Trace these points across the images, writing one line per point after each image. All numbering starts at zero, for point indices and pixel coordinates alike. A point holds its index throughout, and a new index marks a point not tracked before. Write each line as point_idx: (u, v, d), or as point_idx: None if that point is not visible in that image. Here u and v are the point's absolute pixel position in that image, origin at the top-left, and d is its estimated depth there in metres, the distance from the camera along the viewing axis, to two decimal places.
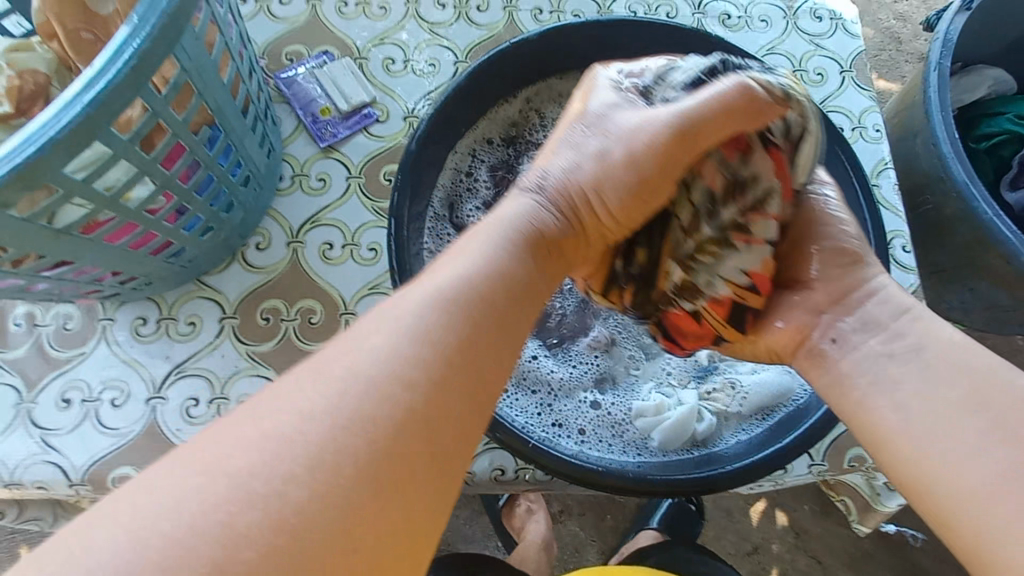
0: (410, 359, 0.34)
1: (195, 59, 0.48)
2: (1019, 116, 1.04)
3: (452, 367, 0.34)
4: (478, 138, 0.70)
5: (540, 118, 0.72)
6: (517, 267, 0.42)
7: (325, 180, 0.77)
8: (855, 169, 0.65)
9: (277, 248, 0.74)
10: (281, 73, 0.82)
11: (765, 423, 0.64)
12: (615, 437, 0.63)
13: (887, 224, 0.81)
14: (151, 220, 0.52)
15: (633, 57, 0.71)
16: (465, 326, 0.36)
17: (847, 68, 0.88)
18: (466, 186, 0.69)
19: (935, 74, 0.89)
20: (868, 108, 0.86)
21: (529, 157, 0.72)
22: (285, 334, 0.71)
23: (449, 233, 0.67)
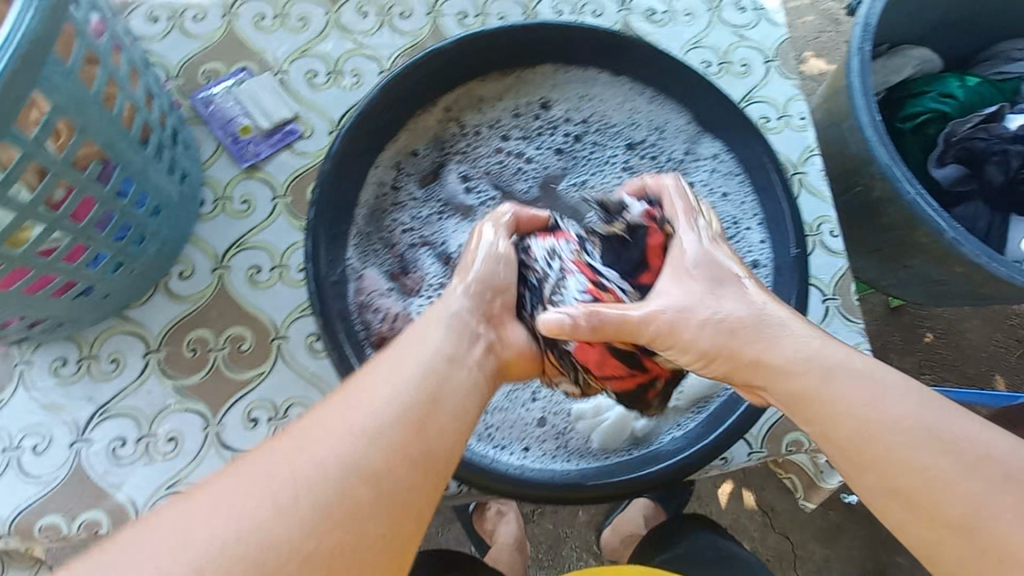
0: (339, 452, 0.38)
1: (69, 96, 0.45)
2: (943, 94, 1.05)
3: (377, 443, 0.39)
4: (399, 153, 0.68)
5: (462, 125, 0.70)
6: (438, 378, 0.45)
7: (249, 202, 0.75)
8: (772, 161, 0.66)
9: (202, 276, 0.72)
10: (197, 93, 0.79)
11: (700, 415, 0.64)
12: (560, 447, 0.64)
13: (816, 209, 0.83)
14: (43, 262, 0.50)
15: (550, 56, 0.71)
16: (392, 408, 0.41)
17: (771, 58, 0.89)
18: (391, 200, 0.67)
19: (857, 58, 0.90)
20: (793, 97, 0.87)
21: (454, 161, 0.69)
22: (214, 364, 0.69)
23: (377, 249, 0.65)
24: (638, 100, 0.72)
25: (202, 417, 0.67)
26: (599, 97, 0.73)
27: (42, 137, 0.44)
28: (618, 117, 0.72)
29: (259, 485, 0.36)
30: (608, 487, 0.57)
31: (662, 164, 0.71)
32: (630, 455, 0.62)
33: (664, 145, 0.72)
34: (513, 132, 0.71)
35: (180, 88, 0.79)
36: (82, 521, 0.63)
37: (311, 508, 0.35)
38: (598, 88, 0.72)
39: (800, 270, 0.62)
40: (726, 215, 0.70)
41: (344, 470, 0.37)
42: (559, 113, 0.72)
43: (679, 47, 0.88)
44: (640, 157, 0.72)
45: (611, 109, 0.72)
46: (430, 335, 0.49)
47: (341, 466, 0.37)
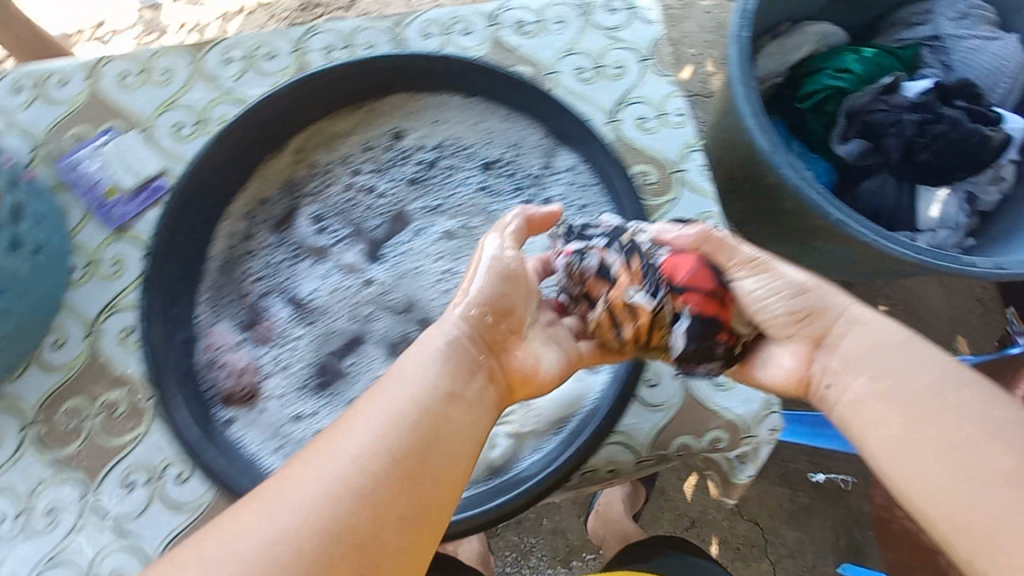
0: (327, 511, 0.38)
1: None
2: (839, 69, 1.04)
3: (366, 502, 0.38)
4: (250, 200, 0.68)
5: (313, 164, 0.70)
6: (431, 425, 0.44)
7: (119, 263, 0.75)
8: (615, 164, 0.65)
9: (73, 345, 0.72)
10: (63, 159, 0.79)
11: (559, 436, 0.63)
12: None
13: (698, 206, 0.81)
14: None
15: (394, 86, 0.70)
16: (378, 459, 0.40)
17: (647, 57, 0.87)
18: (244, 250, 0.66)
19: (735, 47, 0.89)
20: (670, 94, 0.86)
21: (307, 202, 0.68)
22: (88, 433, 0.68)
23: (229, 302, 0.64)
24: (491, 120, 0.71)
25: (79, 486, 0.67)
26: (452, 120, 0.72)
27: None
28: (472, 139, 0.71)
29: (254, 544, 0.36)
30: (453, 523, 0.57)
31: (520, 182, 0.70)
32: (487, 486, 0.61)
33: (521, 162, 0.71)
34: (365, 165, 0.70)
35: (48, 156, 0.79)
36: None
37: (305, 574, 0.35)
38: (451, 112, 0.72)
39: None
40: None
41: (335, 530, 0.37)
42: (412, 142, 0.71)
43: (551, 56, 0.87)
44: (498, 177, 0.70)
45: (467, 132, 0.71)
46: (422, 370, 0.47)
47: (329, 526, 0.37)
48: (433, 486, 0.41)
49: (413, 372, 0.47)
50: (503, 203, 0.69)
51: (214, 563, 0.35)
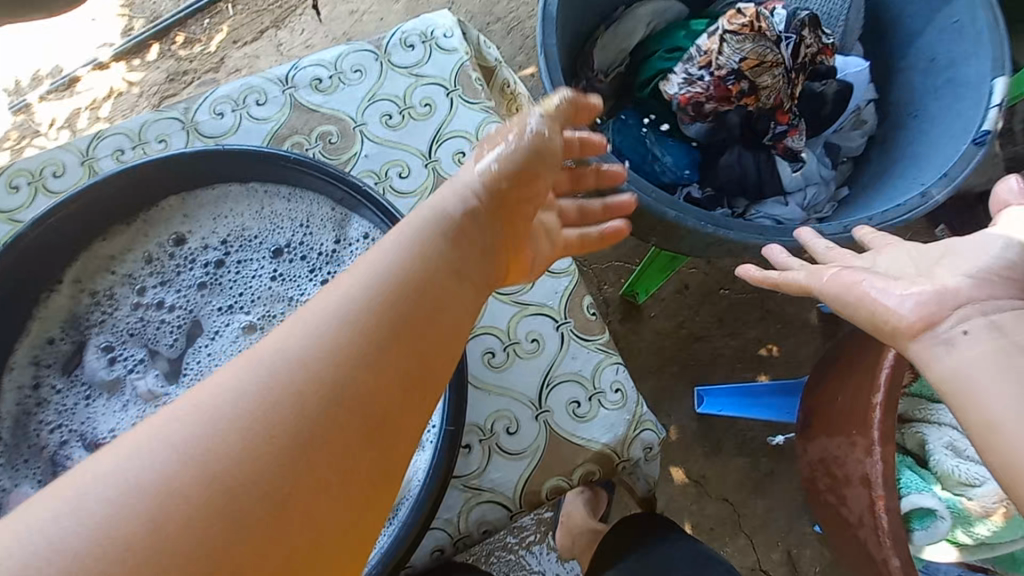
0: (291, 369, 0.36)
1: None
2: (670, 50, 1.01)
3: (334, 368, 0.37)
4: (33, 346, 0.64)
5: (96, 292, 0.67)
6: (393, 373, 0.39)
7: None
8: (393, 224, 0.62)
9: None
10: None
11: (390, 527, 0.55)
12: None
13: None
14: None
15: (166, 188, 0.67)
16: (363, 316, 0.39)
17: (452, 88, 0.84)
18: (34, 399, 0.62)
19: (544, 58, 0.86)
20: (484, 121, 0.83)
21: (94, 333, 0.65)
22: None
23: (24, 459, 0.60)
24: (275, 203, 0.68)
25: None
26: (233, 212, 0.69)
27: None
28: (257, 228, 0.68)
29: (205, 412, 0.35)
30: None
31: (314, 262, 0.67)
32: None
33: (312, 240, 0.67)
34: (151, 282, 0.67)
35: None
36: None
37: (277, 435, 0.34)
38: (232, 204, 0.69)
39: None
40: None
41: (320, 393, 0.36)
42: (196, 244, 0.68)
43: (356, 109, 0.84)
44: (291, 261, 0.67)
45: (251, 221, 0.68)
46: (378, 282, 0.42)
47: (293, 387, 0.36)
48: (417, 345, 0.40)
49: (432, 230, 0.47)
50: (299, 287, 0.66)
51: (178, 430, 0.34)
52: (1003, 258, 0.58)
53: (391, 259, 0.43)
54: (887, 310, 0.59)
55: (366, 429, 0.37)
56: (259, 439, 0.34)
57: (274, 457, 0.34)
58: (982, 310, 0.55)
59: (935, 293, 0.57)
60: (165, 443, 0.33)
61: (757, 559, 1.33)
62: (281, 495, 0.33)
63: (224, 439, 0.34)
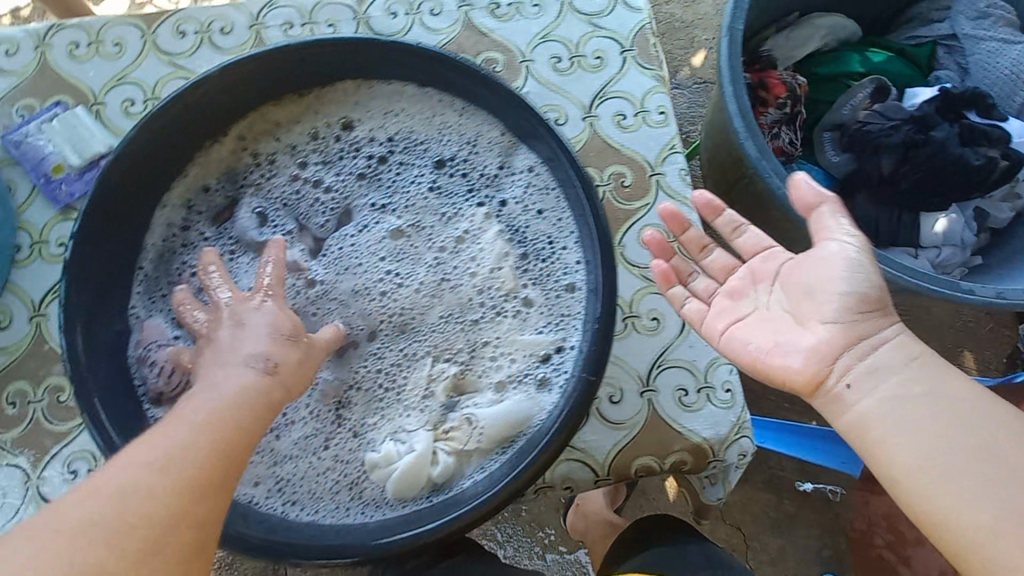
0: (162, 464, 0.40)
1: None
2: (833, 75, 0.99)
3: (192, 472, 0.41)
4: (191, 190, 0.65)
5: (255, 154, 0.67)
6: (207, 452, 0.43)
7: (65, 245, 0.73)
8: (571, 161, 0.61)
9: (20, 325, 0.71)
10: (10, 133, 0.75)
11: (504, 456, 0.56)
12: (354, 499, 0.56)
13: (674, 214, 0.76)
14: None
15: (347, 72, 0.66)
16: (210, 438, 0.43)
17: (628, 48, 0.80)
18: (180, 240, 0.64)
19: (726, 41, 0.81)
20: (652, 89, 0.79)
21: (248, 194, 0.66)
22: (34, 417, 0.69)
23: (164, 291, 0.63)
24: (448, 115, 0.67)
25: (24, 472, 0.68)
26: (404, 111, 0.67)
27: None
28: (423, 133, 0.67)
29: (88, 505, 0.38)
30: (386, 545, 0.49)
31: (474, 183, 0.65)
32: (427, 505, 0.55)
33: (476, 162, 0.66)
34: (310, 158, 0.66)
35: None
36: None
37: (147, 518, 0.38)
38: (405, 103, 0.67)
39: (608, 292, 0.56)
40: (540, 235, 0.63)
41: (179, 483, 0.40)
42: (361, 134, 0.67)
43: (526, 45, 0.81)
44: (450, 176, 0.66)
45: (419, 126, 0.67)
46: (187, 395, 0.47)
47: (154, 498, 0.39)
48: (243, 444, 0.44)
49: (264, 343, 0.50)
50: (453, 206, 0.65)
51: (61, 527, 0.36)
52: (851, 289, 0.48)
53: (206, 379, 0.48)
54: (777, 370, 0.50)
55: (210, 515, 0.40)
56: (145, 526, 0.38)
57: (133, 548, 0.37)
58: (860, 355, 0.47)
59: (818, 346, 0.48)
60: (64, 542, 0.36)
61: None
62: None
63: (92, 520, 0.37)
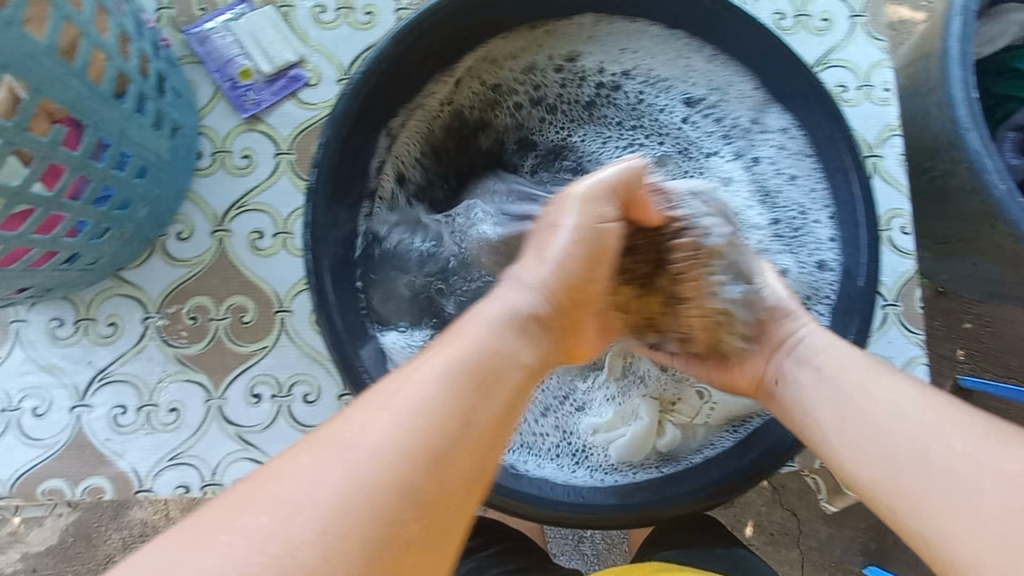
0: (408, 414, 0.34)
1: (39, 72, 0.40)
2: None
3: (436, 423, 0.34)
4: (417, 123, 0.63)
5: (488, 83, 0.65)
6: (457, 388, 0.36)
7: (249, 157, 0.68)
8: (844, 135, 0.56)
9: (202, 238, 0.67)
10: (192, 27, 0.69)
11: (733, 438, 0.58)
12: (578, 461, 0.59)
13: (887, 201, 0.72)
14: (45, 242, 0.48)
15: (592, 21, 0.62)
16: (454, 380, 0.36)
17: (859, 13, 0.74)
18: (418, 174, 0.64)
19: (959, 19, 0.73)
20: (879, 63, 0.74)
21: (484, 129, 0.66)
22: (215, 335, 0.66)
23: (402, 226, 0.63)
24: (689, 67, 0.63)
25: (203, 389, 0.65)
26: (646, 51, 0.63)
27: (24, 121, 0.41)
28: (669, 78, 0.64)
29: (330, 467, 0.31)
30: (633, 509, 0.52)
31: (727, 132, 0.63)
32: (652, 475, 0.57)
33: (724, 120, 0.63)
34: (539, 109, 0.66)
35: (173, 20, 0.69)
36: (86, 487, 0.63)
37: (369, 527, 0.30)
38: (645, 45, 0.63)
39: (871, 261, 0.55)
40: (793, 203, 0.61)
41: (409, 485, 0.32)
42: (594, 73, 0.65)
43: None
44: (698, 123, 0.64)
45: (659, 76, 0.64)
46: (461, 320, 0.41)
47: (404, 456, 0.32)
48: (488, 446, 0.35)
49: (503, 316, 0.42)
50: (697, 163, 0.64)
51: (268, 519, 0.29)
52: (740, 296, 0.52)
53: (448, 345, 0.38)
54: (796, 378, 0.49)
55: (439, 537, 0.32)
56: (349, 542, 0.29)
57: (370, 523, 0.30)
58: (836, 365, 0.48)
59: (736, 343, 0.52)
60: (274, 513, 0.30)
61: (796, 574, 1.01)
62: (389, 536, 0.30)
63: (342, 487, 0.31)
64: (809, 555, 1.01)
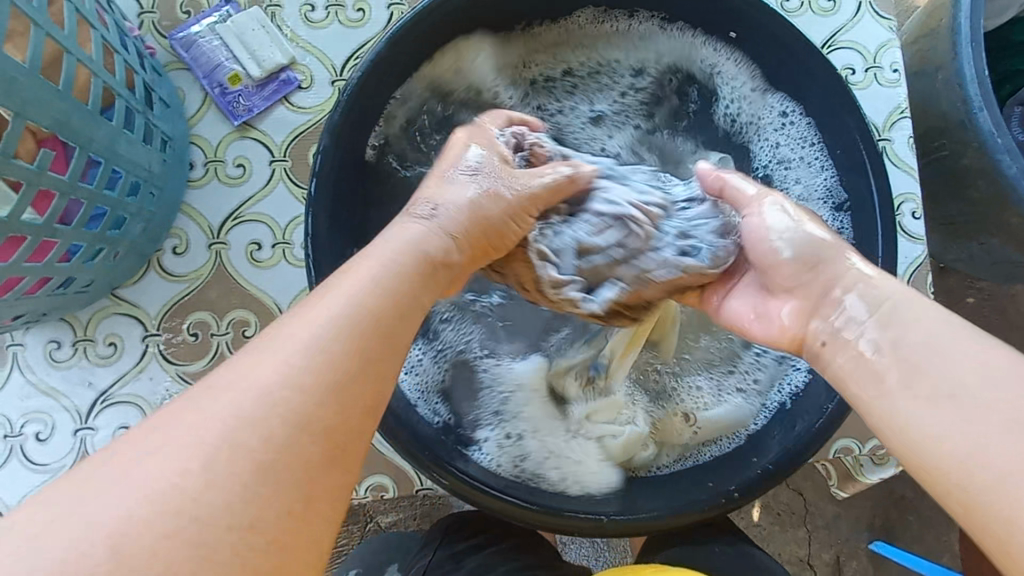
0: (294, 362, 0.31)
1: (23, 95, 0.38)
2: None
3: (325, 370, 0.32)
4: (405, 125, 0.60)
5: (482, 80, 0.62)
6: (349, 331, 0.34)
7: (243, 166, 0.66)
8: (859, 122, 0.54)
9: (198, 251, 0.65)
10: (177, 31, 0.66)
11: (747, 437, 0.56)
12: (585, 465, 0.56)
13: (898, 185, 0.70)
14: (39, 269, 0.47)
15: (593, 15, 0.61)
16: (345, 324, 0.34)
17: None
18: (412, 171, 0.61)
19: None
20: (887, 43, 0.72)
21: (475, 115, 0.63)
22: (218, 350, 0.65)
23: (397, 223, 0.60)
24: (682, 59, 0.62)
25: None
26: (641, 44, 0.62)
27: (10, 147, 0.39)
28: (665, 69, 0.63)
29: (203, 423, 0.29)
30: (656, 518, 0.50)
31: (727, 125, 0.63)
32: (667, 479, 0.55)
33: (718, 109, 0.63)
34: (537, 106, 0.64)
35: (156, 24, 0.66)
36: None
37: (243, 483, 0.28)
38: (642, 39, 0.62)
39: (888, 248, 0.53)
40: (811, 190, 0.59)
41: (297, 423, 0.30)
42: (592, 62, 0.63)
43: None
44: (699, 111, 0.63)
45: (653, 67, 0.63)
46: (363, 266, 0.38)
47: (286, 405, 0.30)
48: (374, 383, 0.33)
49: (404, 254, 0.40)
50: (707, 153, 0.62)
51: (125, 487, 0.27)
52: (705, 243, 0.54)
53: (345, 283, 0.36)
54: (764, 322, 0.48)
55: (327, 487, 0.30)
56: (220, 504, 0.27)
57: (251, 473, 0.28)
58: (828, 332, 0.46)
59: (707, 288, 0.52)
60: (141, 478, 0.27)
61: (805, 553, 1.00)
62: (279, 485, 0.29)
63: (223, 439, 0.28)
64: (816, 534, 1.00)
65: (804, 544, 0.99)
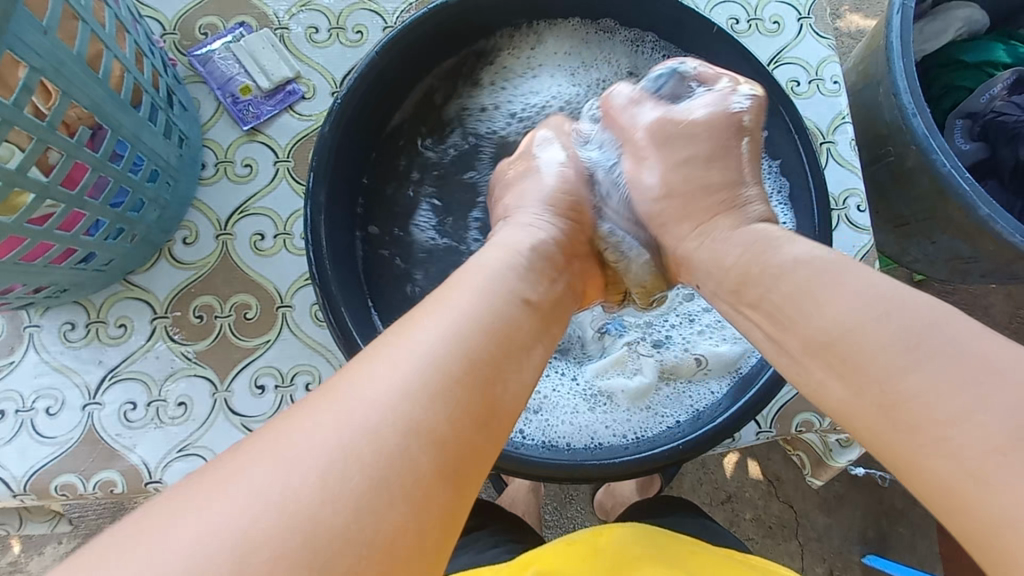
0: (425, 365, 0.35)
1: (66, 79, 0.45)
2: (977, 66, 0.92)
3: (450, 380, 0.34)
4: (398, 131, 0.69)
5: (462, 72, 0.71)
6: (475, 323, 0.38)
7: (250, 166, 0.74)
8: (798, 130, 0.62)
9: (206, 242, 0.72)
10: (195, 49, 0.75)
11: (723, 384, 0.62)
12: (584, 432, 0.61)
13: (843, 181, 0.77)
14: (65, 238, 0.53)
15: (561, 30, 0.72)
16: (469, 334, 0.37)
17: (805, 15, 0.81)
18: (412, 160, 0.70)
19: (899, 16, 0.80)
20: (827, 59, 0.81)
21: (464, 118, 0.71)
22: (221, 331, 0.70)
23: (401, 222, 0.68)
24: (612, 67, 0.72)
25: (211, 383, 0.68)
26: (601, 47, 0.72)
27: (56, 121, 0.46)
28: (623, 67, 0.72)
29: (339, 421, 0.32)
30: (646, 462, 0.54)
31: None
32: (654, 427, 0.61)
33: None
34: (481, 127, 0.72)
35: (177, 44, 0.75)
36: (97, 481, 0.65)
37: (382, 463, 0.31)
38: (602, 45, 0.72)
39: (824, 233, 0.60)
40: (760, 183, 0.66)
41: (411, 426, 0.32)
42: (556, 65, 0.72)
43: (705, 3, 0.81)
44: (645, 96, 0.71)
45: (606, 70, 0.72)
46: (491, 276, 0.43)
47: (414, 415, 0.32)
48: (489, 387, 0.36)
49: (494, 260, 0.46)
50: None
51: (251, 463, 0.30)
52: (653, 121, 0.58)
53: (454, 294, 0.41)
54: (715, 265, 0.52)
55: (427, 481, 0.31)
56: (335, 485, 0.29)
57: (378, 463, 0.30)
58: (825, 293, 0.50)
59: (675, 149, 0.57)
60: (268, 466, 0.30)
61: (798, 567, 1.00)
62: (396, 471, 0.31)
63: (360, 447, 0.31)
64: (808, 546, 1.01)
65: (797, 556, 1.00)
